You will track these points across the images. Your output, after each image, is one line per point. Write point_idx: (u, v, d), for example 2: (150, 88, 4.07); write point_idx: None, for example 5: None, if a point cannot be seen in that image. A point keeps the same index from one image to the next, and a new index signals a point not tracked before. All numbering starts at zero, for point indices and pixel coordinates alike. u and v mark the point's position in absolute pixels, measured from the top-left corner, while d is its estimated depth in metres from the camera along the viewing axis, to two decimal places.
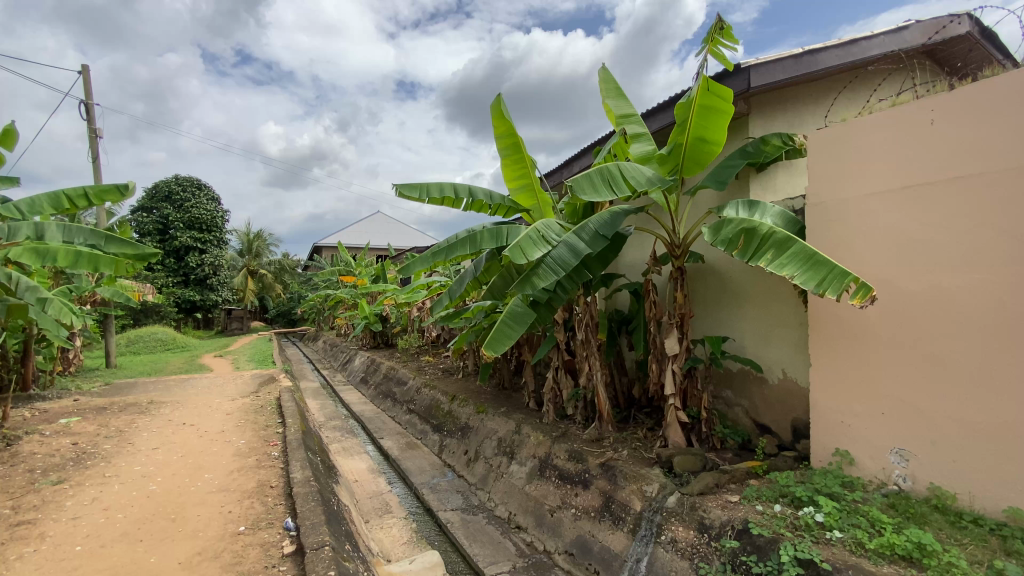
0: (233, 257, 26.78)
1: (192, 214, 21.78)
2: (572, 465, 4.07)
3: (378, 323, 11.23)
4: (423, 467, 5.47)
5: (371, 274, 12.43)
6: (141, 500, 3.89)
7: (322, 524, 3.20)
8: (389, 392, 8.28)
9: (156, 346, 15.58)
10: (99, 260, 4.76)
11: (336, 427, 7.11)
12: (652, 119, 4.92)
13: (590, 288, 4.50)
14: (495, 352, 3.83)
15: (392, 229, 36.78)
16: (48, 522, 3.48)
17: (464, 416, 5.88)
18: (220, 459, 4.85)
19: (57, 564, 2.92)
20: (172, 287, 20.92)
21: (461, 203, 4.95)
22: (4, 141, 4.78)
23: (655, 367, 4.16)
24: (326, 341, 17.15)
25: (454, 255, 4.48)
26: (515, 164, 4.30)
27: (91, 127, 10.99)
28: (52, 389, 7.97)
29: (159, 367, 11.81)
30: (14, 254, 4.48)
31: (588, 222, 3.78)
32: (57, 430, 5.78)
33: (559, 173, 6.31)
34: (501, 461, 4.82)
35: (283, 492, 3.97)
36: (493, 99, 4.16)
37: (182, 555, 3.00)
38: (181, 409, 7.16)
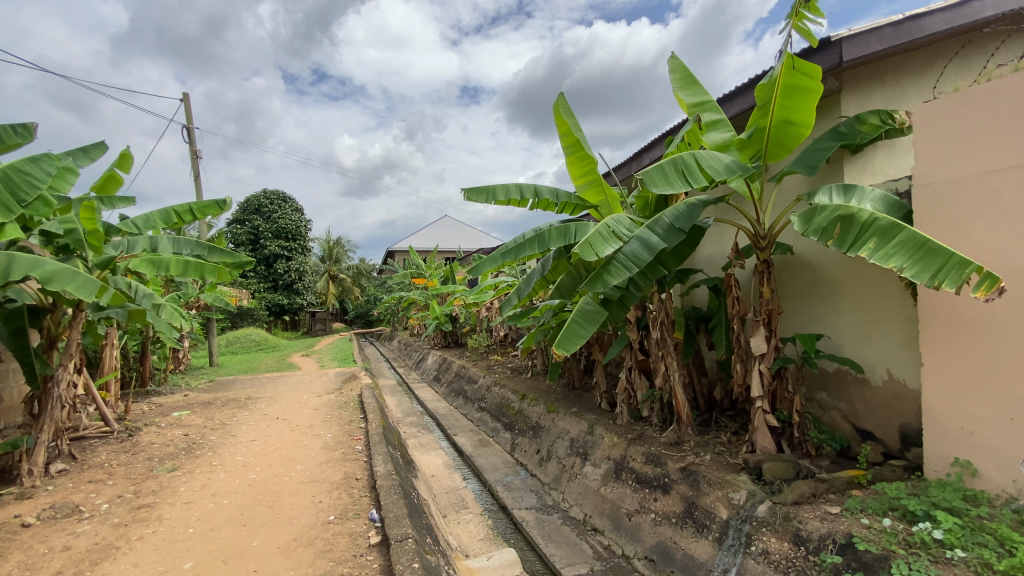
0: (316, 263, 28.64)
1: (280, 225, 23.54)
2: (650, 469, 3.92)
3: (449, 323, 11.51)
4: (496, 465, 5.51)
5: (440, 275, 12.77)
6: (242, 488, 4.23)
7: (404, 517, 3.30)
8: (461, 390, 8.45)
9: (250, 346, 17.00)
10: (204, 267, 5.19)
11: (412, 424, 7.36)
12: (730, 104, 4.65)
13: (664, 284, 4.32)
14: (567, 352, 3.77)
15: (459, 231, 37.67)
16: (165, 506, 3.87)
17: (535, 415, 5.86)
18: (310, 452, 5.17)
19: (174, 544, 3.23)
20: (263, 292, 22.71)
21: (528, 202, 4.93)
22: (120, 163, 5.37)
23: (739, 367, 3.92)
24: (400, 341, 17.89)
25: (522, 255, 4.46)
26: (580, 162, 4.20)
27: (193, 148, 12.22)
28: (166, 385, 8.92)
29: (253, 366, 12.85)
30: (135, 265, 5.02)
31: (662, 215, 3.63)
32: (171, 422, 6.44)
33: (627, 167, 6.16)
34: (575, 462, 4.74)
35: (367, 484, 4.15)
36: (555, 98, 4.08)
37: (280, 540, 3.22)
38: (273, 404, 7.75)
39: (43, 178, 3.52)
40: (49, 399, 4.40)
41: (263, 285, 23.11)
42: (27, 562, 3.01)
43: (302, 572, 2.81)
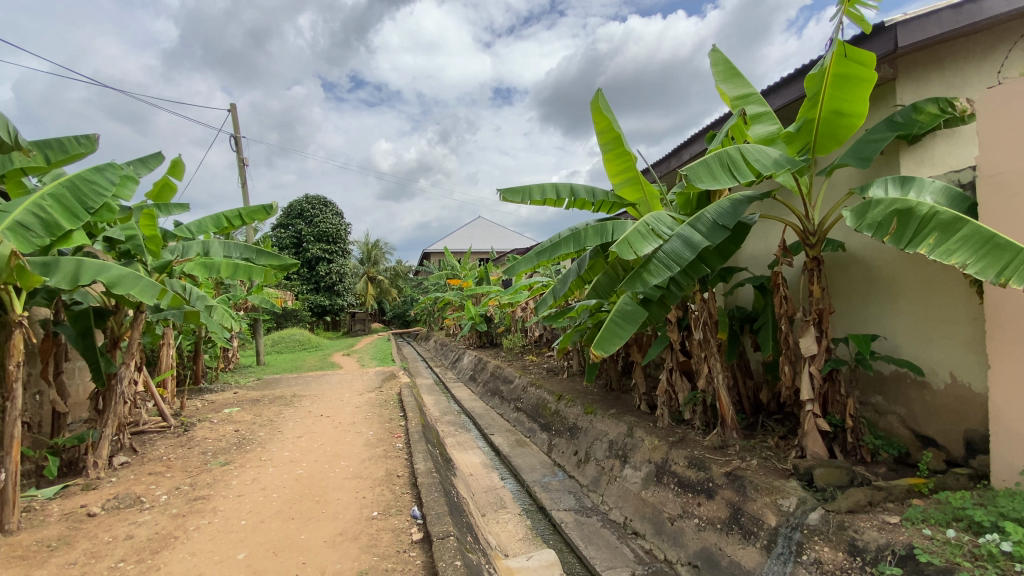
0: (354, 266, 29.41)
1: (321, 228, 24.30)
2: (694, 472, 3.83)
3: (484, 324, 11.57)
4: (534, 465, 5.50)
5: (475, 276, 12.85)
6: (289, 482, 4.38)
7: (445, 515, 3.34)
8: (497, 390, 8.48)
9: (294, 346, 17.62)
10: (253, 270, 5.40)
11: (449, 423, 7.44)
12: (774, 95, 4.45)
13: (706, 283, 4.21)
14: (606, 352, 3.75)
15: (493, 232, 37.89)
16: (218, 498, 4.05)
17: (572, 416, 5.81)
18: (353, 449, 5.31)
19: (227, 535, 3.37)
20: (306, 294, 23.49)
21: (564, 202, 4.90)
22: (174, 171, 5.66)
23: (788, 369, 3.78)
24: (435, 341, 18.12)
25: (558, 254, 4.43)
26: (618, 158, 4.15)
27: (240, 157, 12.79)
28: (218, 383, 9.34)
29: (297, 365, 13.30)
30: (189, 269, 5.28)
31: (704, 212, 3.54)
32: (223, 418, 6.74)
33: (666, 163, 6.06)
34: (614, 465, 4.67)
35: (408, 481, 4.23)
36: (592, 95, 4.04)
37: (327, 534, 3.31)
38: (317, 401, 7.99)
39: (107, 186, 3.72)
40: (112, 396, 4.67)
41: (305, 287, 23.89)
42: (95, 550, 3.20)
43: (348, 566, 2.89)
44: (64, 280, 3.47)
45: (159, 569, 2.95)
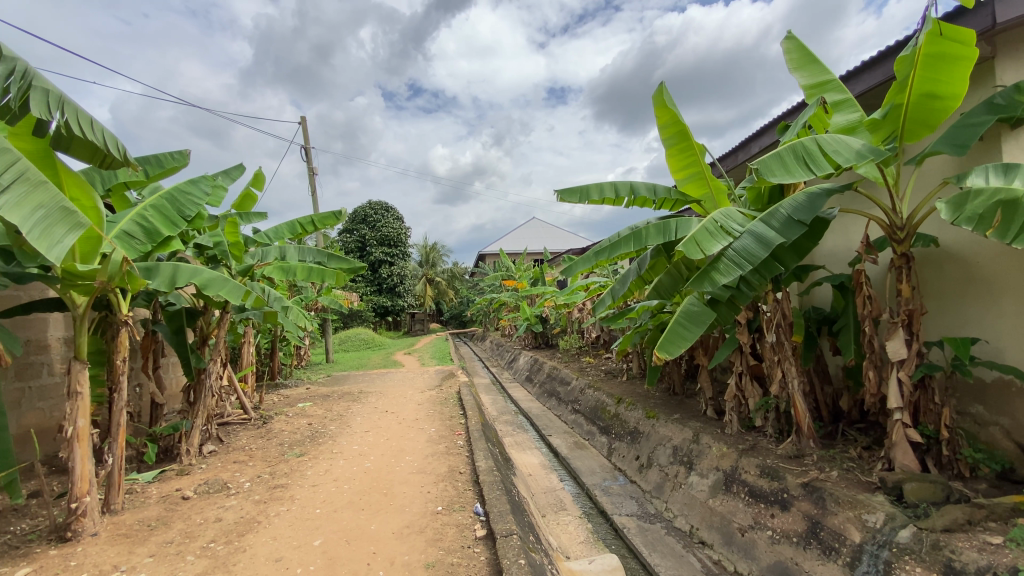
0: (414, 268, 30.36)
1: (383, 232, 25.28)
2: (766, 482, 3.64)
3: (539, 325, 11.56)
4: (594, 468, 5.42)
5: (530, 276, 12.89)
6: (358, 475, 4.58)
7: (508, 513, 3.38)
8: (553, 391, 8.46)
9: (359, 345, 18.43)
10: (325, 273, 5.75)
11: (507, 422, 7.49)
12: (853, 82, 4.15)
13: (779, 283, 4.00)
14: (671, 355, 3.66)
15: (547, 233, 37.88)
16: (295, 487, 4.31)
17: (633, 420, 5.69)
18: (416, 444, 5.49)
19: (304, 522, 3.59)
20: (369, 295, 24.51)
21: (623, 201, 4.80)
22: (255, 182, 6.08)
23: (873, 375, 3.52)
24: (491, 341, 18.31)
25: (618, 254, 4.34)
26: (683, 152, 4.03)
27: (310, 166, 13.59)
28: (291, 379, 9.94)
29: (362, 363, 13.90)
30: (269, 272, 5.63)
31: (779, 208, 3.37)
32: (297, 412, 7.17)
33: (734, 157, 5.81)
34: (679, 472, 4.52)
35: (470, 478, 4.32)
36: (655, 88, 3.93)
37: (395, 526, 3.44)
38: (382, 398, 8.32)
39: (201, 197, 4.07)
40: (202, 389, 5.09)
41: (368, 288, 24.92)
42: (189, 530, 3.51)
43: (416, 557, 2.99)
44: (164, 284, 3.75)
45: (245, 551, 3.18)
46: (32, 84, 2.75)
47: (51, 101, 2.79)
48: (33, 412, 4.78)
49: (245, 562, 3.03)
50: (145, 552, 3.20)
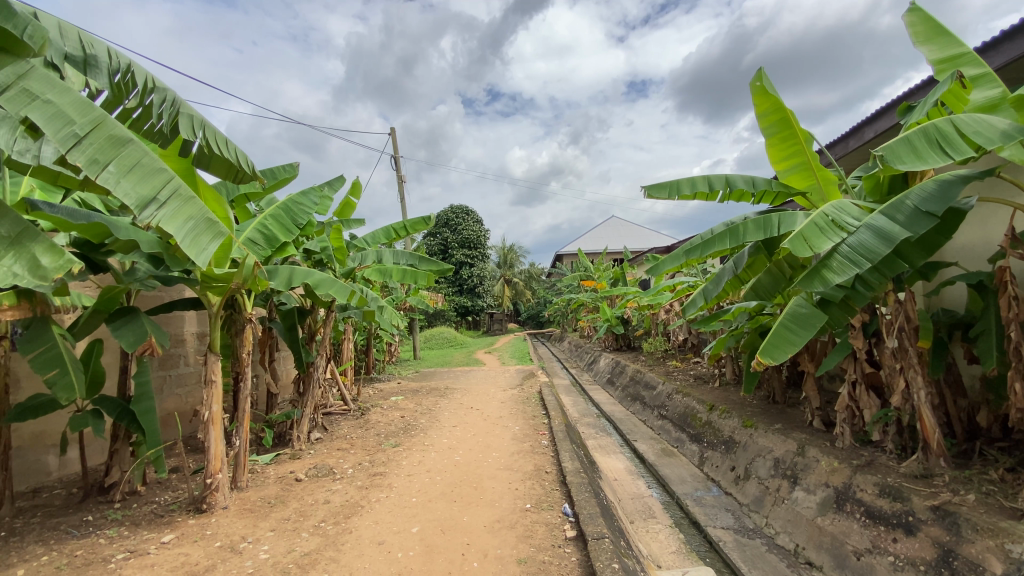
0: (492, 269, 31.01)
1: (464, 235, 26.05)
2: (887, 503, 3.29)
3: (621, 326, 11.30)
4: (684, 477, 5.20)
5: (610, 276, 12.63)
6: (448, 468, 4.77)
7: (598, 516, 3.36)
8: (637, 395, 8.23)
9: (442, 343, 19.15)
10: (417, 274, 6.03)
11: (590, 424, 7.39)
12: (992, 53, 3.63)
13: (902, 282, 3.62)
14: (776, 360, 3.44)
15: (627, 232, 36.97)
16: (392, 475, 4.59)
17: (728, 429, 5.39)
18: (502, 441, 5.61)
19: (403, 509, 3.80)
20: (451, 295, 25.37)
21: (717, 195, 4.53)
22: (354, 191, 6.54)
23: (1021, 387, 3.04)
24: (570, 341, 18.21)
25: (711, 251, 4.13)
26: (785, 142, 3.78)
27: (398, 174, 14.41)
28: (383, 374, 10.55)
29: (445, 360, 14.41)
30: (368, 274, 6.03)
31: (904, 199, 3.06)
32: (390, 405, 7.61)
33: (843, 144, 5.31)
34: (782, 486, 4.20)
35: (557, 478, 4.33)
36: (753, 75, 3.69)
37: (486, 520, 3.54)
38: (466, 395, 8.59)
39: (310, 206, 4.44)
40: (310, 381, 5.56)
41: (450, 289, 25.81)
42: (302, 509, 3.85)
43: (509, 552, 3.05)
44: (282, 285, 4.15)
45: (352, 532, 3.43)
46: (180, 110, 3.20)
47: (194, 124, 3.23)
48: (173, 397, 5.48)
49: (352, 543, 3.26)
50: (267, 526, 3.56)
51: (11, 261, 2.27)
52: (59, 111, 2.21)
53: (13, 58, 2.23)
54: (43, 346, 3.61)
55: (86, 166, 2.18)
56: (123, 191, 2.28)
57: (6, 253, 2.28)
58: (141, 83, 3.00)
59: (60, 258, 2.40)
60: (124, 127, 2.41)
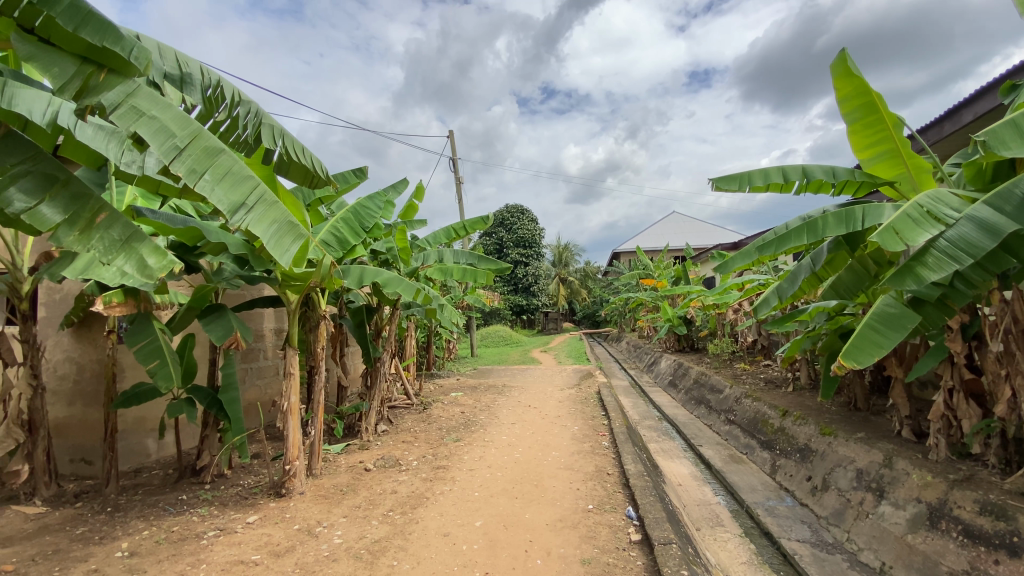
0: (548, 268, 30.95)
1: (519, 234, 26.18)
2: (988, 522, 2.99)
3: (683, 327, 10.92)
4: (754, 485, 4.94)
5: (672, 275, 12.22)
6: (509, 465, 4.81)
7: (664, 521, 3.28)
8: (702, 398, 7.92)
9: (498, 342, 19.33)
10: (477, 274, 6.14)
11: (652, 427, 7.18)
12: None
13: (1009, 279, 3.26)
14: (861, 364, 3.22)
15: (687, 229, 35.68)
16: (455, 469, 4.69)
17: (803, 436, 5.07)
18: (562, 441, 5.59)
19: (466, 503, 3.88)
20: (506, 294, 25.57)
21: (793, 186, 4.27)
22: (417, 193, 6.74)
23: None
24: (628, 341, 17.84)
25: (786, 247, 3.89)
26: (870, 127, 3.51)
27: (456, 176, 14.73)
28: (443, 371, 10.81)
29: (502, 358, 14.52)
30: (430, 273, 6.20)
31: (1012, 187, 2.75)
32: (450, 401, 7.78)
33: (937, 129, 4.85)
34: (866, 499, 3.91)
35: (620, 480, 4.27)
36: (835, 56, 3.44)
37: (548, 518, 3.54)
38: (525, 393, 8.62)
39: (376, 208, 4.62)
40: (377, 376, 5.79)
41: (506, 288, 26.01)
42: (371, 498, 4.02)
43: (572, 552, 3.04)
44: (353, 283, 4.37)
45: (418, 522, 3.55)
46: (262, 120, 3.41)
47: (275, 133, 3.43)
48: (254, 388, 5.90)
49: (418, 533, 3.37)
50: (340, 512, 3.76)
51: (122, 262, 2.50)
52: (164, 126, 2.42)
53: (121, 78, 2.44)
54: (145, 339, 4.01)
55: (186, 175, 2.39)
56: (217, 197, 2.48)
57: (118, 254, 2.51)
58: (228, 97, 3.23)
59: (164, 258, 2.60)
60: (217, 138, 2.61)
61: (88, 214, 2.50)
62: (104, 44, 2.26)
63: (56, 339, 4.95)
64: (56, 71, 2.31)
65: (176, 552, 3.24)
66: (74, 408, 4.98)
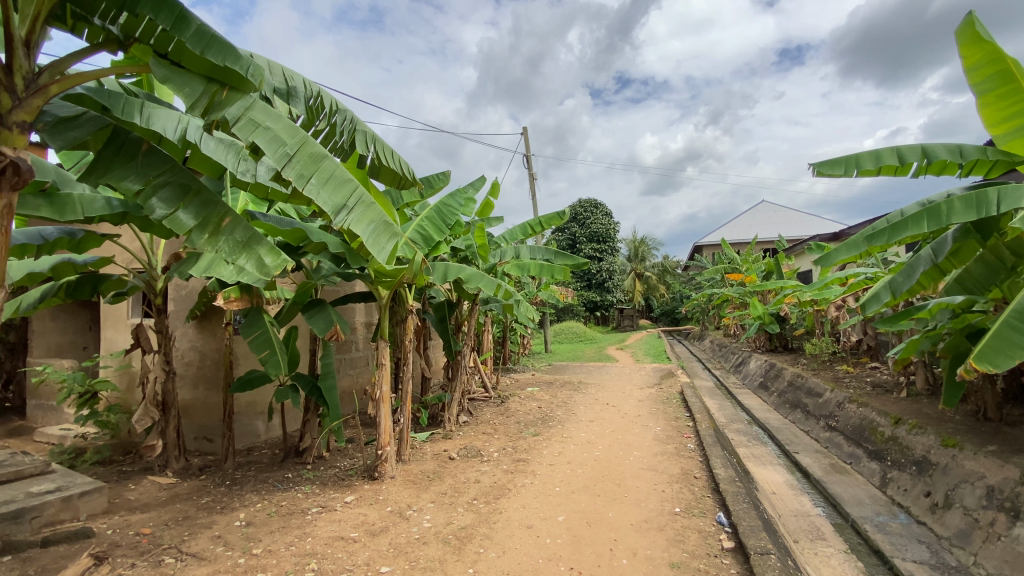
0: (624, 263, 30.28)
1: (593, 229, 25.82)
2: None
3: (775, 325, 10.19)
4: (861, 499, 4.51)
5: (762, 269, 11.45)
6: (590, 462, 4.77)
7: (761, 530, 3.10)
8: (798, 402, 7.35)
9: (572, 338, 19.24)
10: (554, 269, 6.16)
11: (740, 429, 6.79)
12: None
13: None
14: (998, 368, 2.78)
15: (777, 221, 33.26)
16: (536, 463, 4.73)
17: (920, 447, 4.55)
18: (644, 441, 5.45)
19: (547, 497, 3.90)
20: (580, 290, 25.36)
21: (912, 167, 3.84)
22: (493, 192, 6.84)
23: None
24: (712, 340, 16.99)
25: (902, 237, 3.49)
26: (1005, 99, 3.08)
27: (529, 173, 14.87)
28: (519, 366, 10.93)
29: (577, 355, 14.40)
30: (508, 269, 6.33)
31: None
32: (528, 396, 7.84)
33: None
34: (998, 520, 3.44)
35: (709, 484, 4.09)
36: (961, 19, 3.04)
37: (633, 518, 3.47)
38: (603, 390, 8.49)
39: (457, 205, 4.76)
40: (459, 369, 5.98)
41: (579, 285, 25.79)
42: (457, 486, 4.17)
43: (659, 554, 2.96)
44: (439, 279, 4.56)
45: (502, 512, 3.63)
46: (356, 128, 3.64)
47: (367, 139, 3.66)
48: (347, 377, 6.32)
49: (503, 523, 3.45)
50: (428, 498, 3.93)
51: (244, 261, 2.80)
52: (276, 135, 2.66)
53: (240, 94, 2.70)
54: (258, 331, 4.42)
55: (296, 179, 2.61)
56: (323, 200, 2.68)
57: (240, 254, 2.81)
58: (328, 105, 3.48)
59: (278, 258, 2.87)
60: (321, 144, 2.81)
61: (216, 219, 2.81)
62: (226, 63, 2.51)
63: (183, 330, 5.62)
64: (187, 90, 2.58)
65: (285, 525, 3.56)
66: (198, 392, 5.63)
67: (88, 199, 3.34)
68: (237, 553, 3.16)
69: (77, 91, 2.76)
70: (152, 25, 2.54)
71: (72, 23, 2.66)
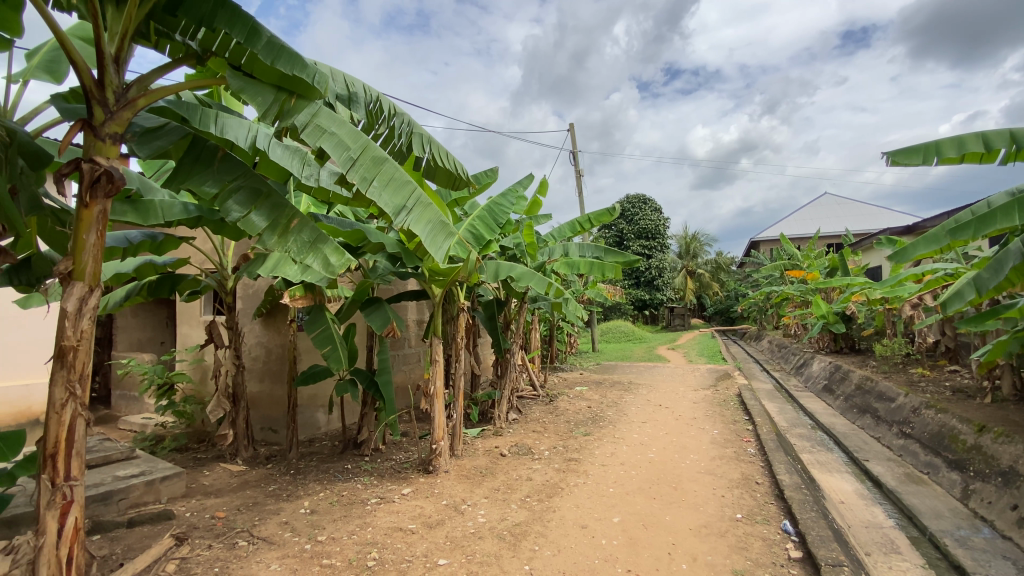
0: (674, 260, 29.48)
1: (642, 226, 25.30)
2: None
3: (841, 325, 9.62)
4: (940, 511, 4.18)
5: (825, 266, 10.84)
6: (643, 464, 4.68)
7: (831, 541, 2.94)
8: (867, 407, 6.91)
9: (620, 338, 18.94)
10: (605, 267, 6.05)
11: (803, 434, 6.46)
12: None
13: None
14: None
15: (841, 215, 31.35)
16: (587, 463, 4.70)
17: (1009, 458, 4.17)
18: (700, 444, 5.29)
19: (600, 497, 3.87)
20: (628, 289, 24.91)
21: (1000, 154, 3.52)
22: (542, 190, 6.82)
23: None
24: (770, 341, 16.24)
25: (991, 229, 3.20)
26: None
27: (576, 170, 14.77)
28: (567, 365, 10.87)
29: (626, 355, 14.16)
30: (557, 267, 6.28)
31: None
32: (576, 395, 7.78)
33: None
34: None
35: (772, 491, 3.91)
36: None
37: (691, 523, 3.38)
38: (654, 391, 8.31)
39: (507, 204, 4.80)
40: (508, 366, 6.02)
41: (627, 283, 25.35)
42: (509, 483, 4.20)
43: (721, 561, 2.87)
44: (490, 277, 4.60)
45: (555, 511, 3.63)
46: (413, 130, 3.73)
47: (424, 141, 3.75)
48: (400, 373, 6.50)
49: (557, 521, 3.45)
50: (481, 493, 3.99)
51: (311, 260, 2.95)
52: (341, 140, 2.77)
53: (307, 101, 2.84)
54: (320, 327, 4.62)
55: (359, 182, 2.71)
56: (384, 201, 2.78)
57: (307, 253, 2.96)
58: (386, 109, 3.59)
59: (342, 257, 3.00)
60: (382, 148, 2.90)
61: (285, 220, 2.96)
62: (294, 72, 2.64)
63: (251, 327, 5.97)
64: (260, 99, 2.74)
65: (346, 514, 3.71)
66: (264, 385, 5.96)
67: (168, 205, 3.61)
68: (304, 539, 3.33)
69: (161, 104, 3.02)
70: (226, 39, 2.71)
71: (154, 40, 2.85)
